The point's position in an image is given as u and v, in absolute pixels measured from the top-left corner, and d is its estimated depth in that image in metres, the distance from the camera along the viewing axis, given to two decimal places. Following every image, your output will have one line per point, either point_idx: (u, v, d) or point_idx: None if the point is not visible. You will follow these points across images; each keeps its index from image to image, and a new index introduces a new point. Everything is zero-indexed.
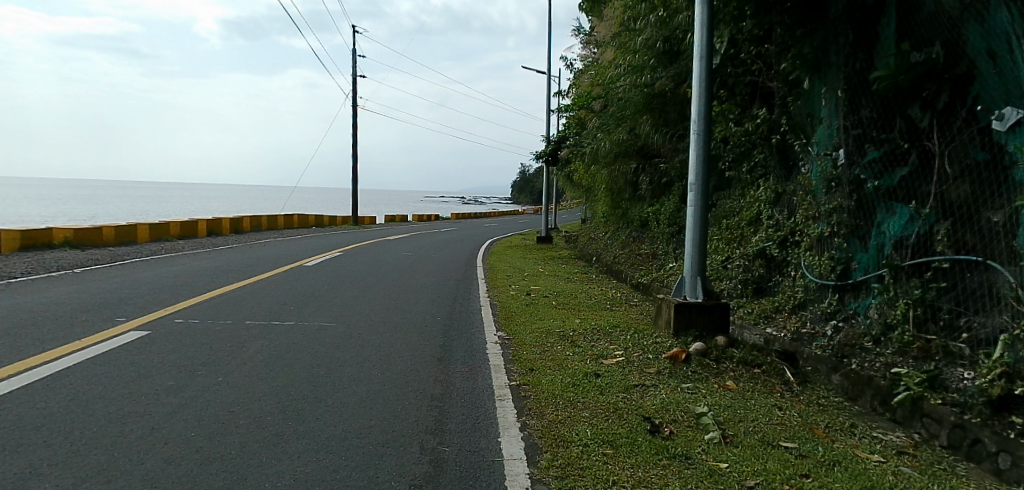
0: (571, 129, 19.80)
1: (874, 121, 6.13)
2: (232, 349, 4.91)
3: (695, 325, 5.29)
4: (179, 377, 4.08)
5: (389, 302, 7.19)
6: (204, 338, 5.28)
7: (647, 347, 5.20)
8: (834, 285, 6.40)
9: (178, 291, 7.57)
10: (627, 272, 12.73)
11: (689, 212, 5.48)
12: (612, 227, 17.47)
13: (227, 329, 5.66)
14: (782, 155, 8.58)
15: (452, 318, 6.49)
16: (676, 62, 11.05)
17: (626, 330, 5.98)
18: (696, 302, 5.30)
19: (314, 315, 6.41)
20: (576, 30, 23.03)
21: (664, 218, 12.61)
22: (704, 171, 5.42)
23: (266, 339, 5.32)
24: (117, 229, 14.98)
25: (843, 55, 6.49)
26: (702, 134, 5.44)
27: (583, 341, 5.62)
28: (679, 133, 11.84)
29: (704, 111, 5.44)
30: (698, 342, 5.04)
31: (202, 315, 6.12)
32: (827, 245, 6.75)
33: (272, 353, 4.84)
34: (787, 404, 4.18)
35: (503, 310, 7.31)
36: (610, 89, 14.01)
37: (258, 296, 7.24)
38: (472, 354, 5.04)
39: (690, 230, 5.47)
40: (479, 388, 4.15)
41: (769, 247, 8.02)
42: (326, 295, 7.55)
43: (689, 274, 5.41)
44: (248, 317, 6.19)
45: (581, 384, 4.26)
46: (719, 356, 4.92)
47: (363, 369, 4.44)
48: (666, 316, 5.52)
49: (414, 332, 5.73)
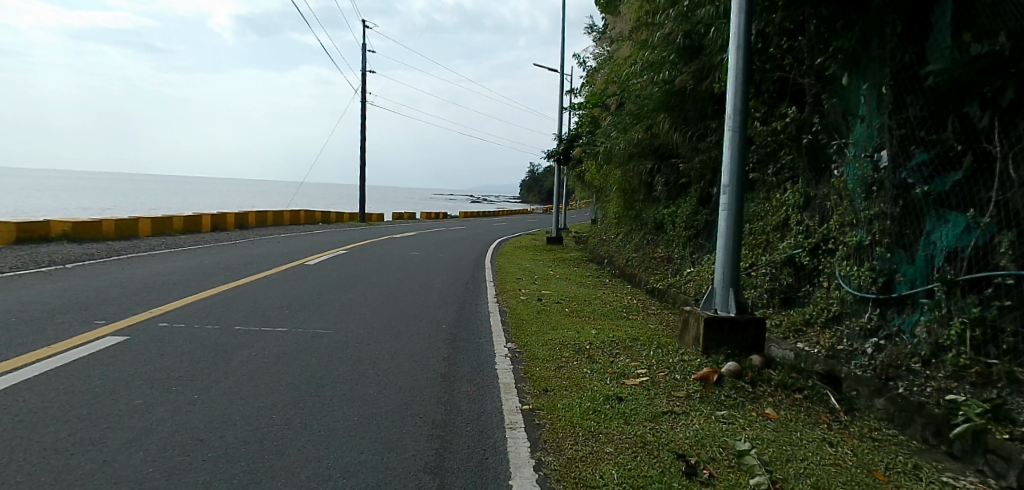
0: (584, 127, 19.28)
1: (922, 120, 5.59)
2: (215, 360, 4.47)
3: (727, 342, 4.78)
4: (151, 393, 3.64)
5: (391, 309, 6.72)
6: (187, 345, 4.83)
7: (674, 365, 4.69)
8: (876, 298, 5.86)
9: (168, 291, 7.15)
10: (642, 276, 12.21)
11: (721, 217, 4.98)
12: (624, 229, 16.95)
13: (213, 335, 5.21)
14: (814, 157, 8.06)
15: (458, 328, 6.01)
16: (697, 57, 10.50)
17: (648, 344, 5.49)
18: (728, 317, 4.79)
19: (310, 321, 5.96)
20: (590, 27, 22.52)
21: (680, 220, 12.10)
22: (739, 173, 4.93)
23: (253, 348, 4.87)
24: (118, 222, 14.65)
25: (889, 48, 5.94)
26: (738, 130, 4.94)
27: (601, 356, 5.13)
28: (700, 132, 11.27)
29: (741, 106, 4.93)
30: (731, 362, 4.54)
31: (189, 319, 5.68)
32: (867, 254, 6.22)
33: (259, 365, 4.39)
34: (838, 439, 3.66)
35: (513, 318, 6.84)
36: (626, 86, 13.50)
37: (252, 298, 6.80)
38: (480, 370, 4.57)
39: (722, 237, 4.97)
40: (487, 413, 3.67)
41: (798, 255, 7.50)
42: (325, 298, 7.11)
43: (720, 285, 4.90)
44: (238, 321, 5.74)
45: (602, 410, 3.76)
46: (754, 378, 4.42)
47: (357, 387, 3.98)
48: (694, 331, 5.01)
49: (418, 343, 5.27)
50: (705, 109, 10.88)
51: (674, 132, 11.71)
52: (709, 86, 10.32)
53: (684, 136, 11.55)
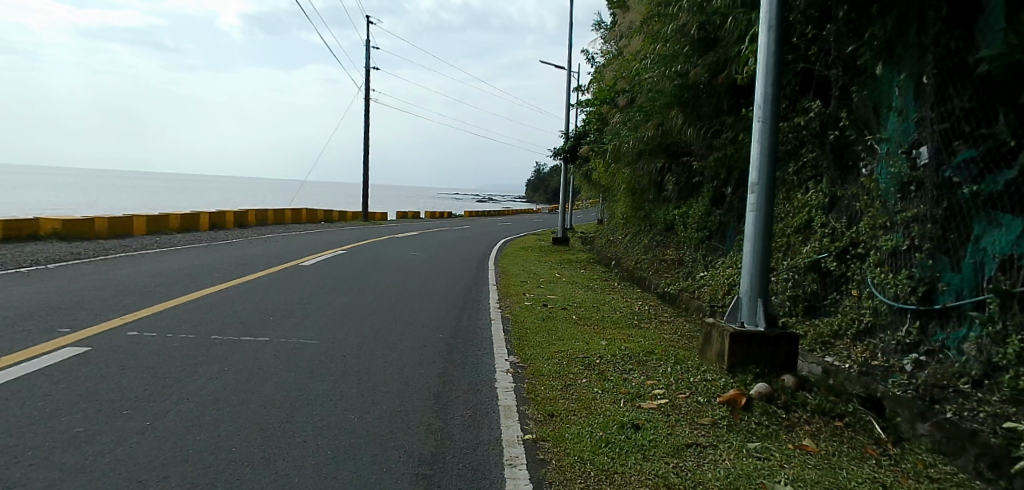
0: (591, 124, 18.76)
1: (969, 112, 5.02)
2: (181, 375, 3.98)
3: (756, 360, 4.24)
4: (96, 418, 3.15)
5: (386, 317, 6.25)
6: (153, 357, 4.34)
7: (695, 385, 4.17)
8: (915, 310, 5.31)
9: (148, 294, 6.69)
10: (652, 279, 11.70)
11: (748, 219, 4.47)
12: (632, 230, 16.44)
13: (185, 346, 4.72)
14: (839, 154, 7.55)
15: (457, 338, 5.53)
16: (712, 49, 9.97)
17: (665, 359, 4.98)
18: (757, 331, 4.26)
19: (294, 330, 5.47)
20: (597, 23, 22.03)
21: (692, 221, 11.62)
22: (770, 170, 4.39)
23: (226, 361, 4.38)
24: (112, 220, 14.23)
25: (932, 34, 5.42)
26: (769, 122, 4.40)
27: (612, 373, 4.61)
28: (715, 128, 10.50)
29: (772, 95, 4.39)
30: (761, 384, 4.02)
31: (162, 327, 5.20)
32: (903, 260, 5.67)
33: (230, 382, 3.90)
34: (892, 480, 3.12)
35: (516, 326, 6.36)
36: (637, 81, 12.98)
37: (235, 304, 6.32)
38: (478, 390, 4.07)
39: (748, 241, 4.46)
40: (483, 446, 3.16)
41: (825, 260, 6.96)
42: (315, 305, 6.64)
43: (747, 295, 4.39)
44: (214, 331, 5.25)
45: (617, 443, 3.24)
46: (788, 403, 3.90)
47: (336, 413, 3.48)
48: (717, 347, 4.48)
49: (410, 357, 4.78)
50: (720, 105, 10.32)
51: (687, 128, 11.04)
52: (725, 80, 9.77)
53: (699, 132, 10.81)
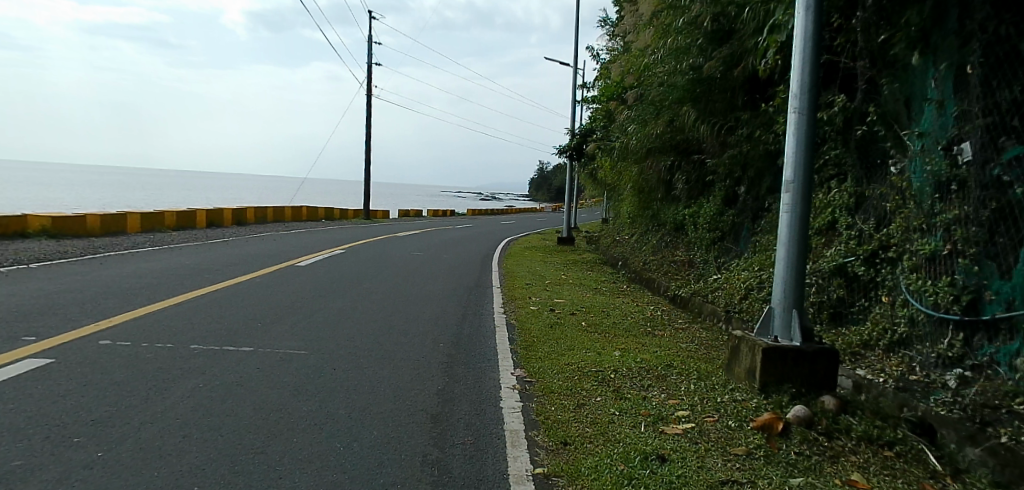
0: (597, 121, 18.29)
1: (1020, 103, 4.55)
2: (149, 393, 3.56)
3: (791, 379, 3.80)
4: (40, 447, 2.74)
5: (382, 325, 5.82)
6: (121, 371, 3.92)
7: (722, 407, 3.73)
8: (958, 320, 4.81)
9: (129, 298, 6.29)
10: (661, 281, 11.28)
11: (781, 221, 4.03)
12: (640, 230, 15.97)
13: (159, 357, 4.31)
14: (865, 152, 7.12)
15: (459, 349, 5.11)
16: (728, 42, 9.53)
17: (687, 375, 4.54)
18: (792, 346, 3.83)
19: (280, 340, 5.06)
20: (603, 19, 21.57)
21: (703, 221, 11.20)
22: (807, 167, 3.94)
23: (202, 376, 3.95)
24: (105, 218, 13.87)
25: (978, 19, 4.98)
26: (805, 113, 3.96)
27: (629, 390, 4.19)
28: (729, 124, 10.03)
29: (810, 83, 3.94)
30: (799, 407, 3.57)
31: (137, 335, 4.79)
32: (943, 265, 5.16)
33: (204, 402, 3.49)
34: None
35: (523, 334, 5.94)
36: (646, 76, 12.53)
37: (221, 310, 5.90)
38: (481, 412, 3.64)
39: (781, 246, 4.02)
40: (486, 483, 2.72)
41: (852, 264, 6.52)
42: (306, 311, 6.22)
43: (780, 304, 3.96)
44: (194, 340, 4.83)
45: (641, 479, 2.79)
46: (829, 429, 3.45)
47: (318, 440, 3.05)
48: (746, 364, 4.03)
49: (408, 371, 4.36)
50: (735, 100, 9.85)
51: (700, 124, 10.42)
52: (741, 73, 9.31)
53: (712, 129, 10.23)
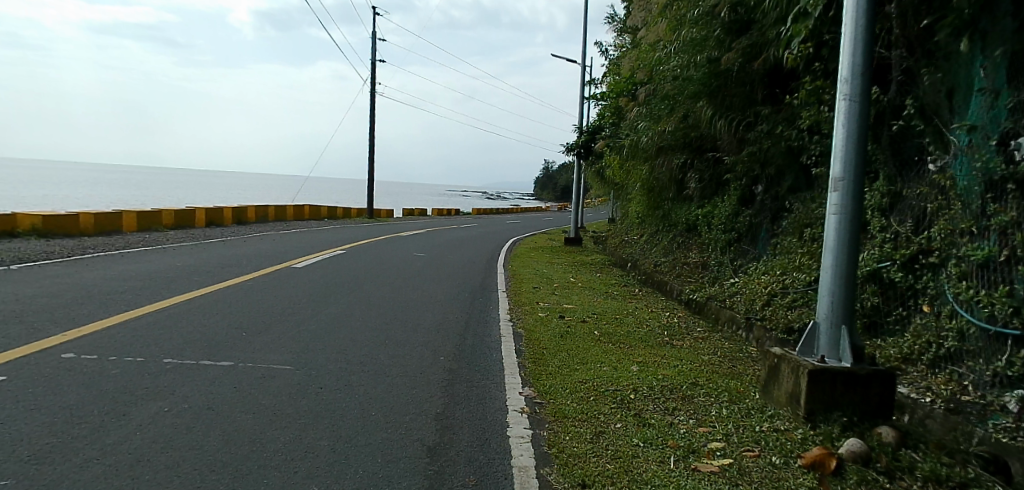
0: (606, 119, 17.77)
1: None
2: (105, 420, 3.10)
3: (841, 406, 3.31)
4: None
5: (377, 337, 5.36)
6: (79, 391, 3.47)
7: (763, 439, 3.24)
8: (1019, 335, 4.22)
9: (107, 303, 5.85)
10: (674, 284, 10.77)
11: (829, 224, 3.52)
12: (650, 230, 15.45)
13: (125, 373, 3.85)
14: (899, 148, 6.61)
15: (462, 364, 4.65)
16: (746, 33, 9.02)
17: (716, 396, 4.05)
18: (842, 368, 3.33)
19: (265, 353, 4.60)
20: (612, 15, 21.06)
21: (718, 221, 10.70)
22: (858, 163, 3.44)
23: (170, 397, 3.48)
24: (99, 216, 13.49)
25: None
26: (858, 99, 3.45)
27: (652, 414, 3.70)
28: (747, 120, 9.52)
29: (863, 65, 3.43)
30: (854, 440, 3.07)
31: (106, 348, 4.34)
32: (999, 273, 4.57)
33: (166, 432, 3.01)
34: None
35: (530, 344, 5.47)
36: (658, 71, 12.03)
37: (202, 318, 5.44)
38: (484, 444, 3.15)
39: (828, 253, 3.52)
40: None
41: (886, 270, 6.01)
42: (297, 319, 5.76)
43: (826, 318, 3.47)
44: (169, 353, 4.37)
45: None
46: (891, 466, 2.95)
47: (291, 483, 2.57)
48: (788, 388, 3.54)
49: (404, 391, 3.90)
50: (753, 95, 9.34)
51: (717, 120, 9.92)
52: (762, 65, 8.79)
53: (730, 125, 9.74)
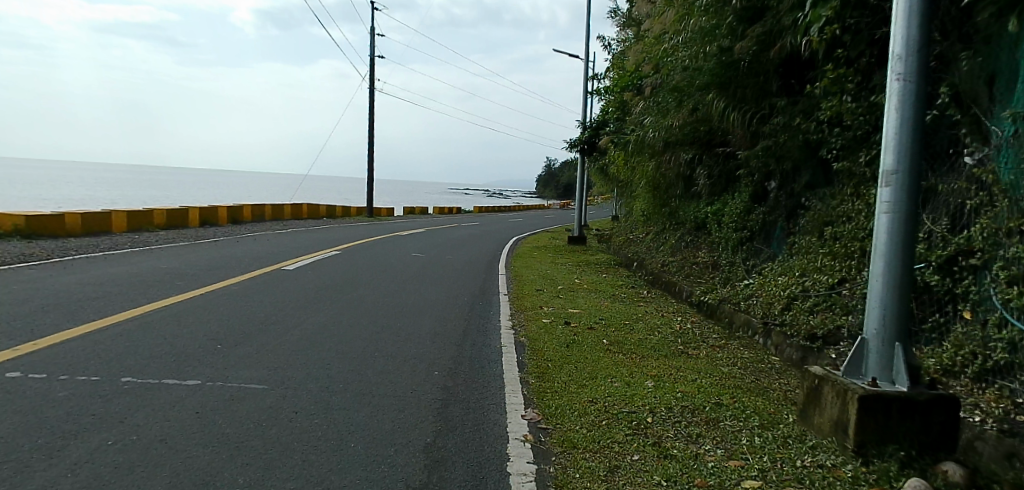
0: (610, 113, 17.26)
1: None
2: (33, 457, 2.62)
3: (896, 438, 2.83)
4: None
5: (364, 349, 4.88)
6: (12, 419, 3.00)
7: (807, 477, 2.76)
8: None
9: (73, 312, 5.39)
10: (683, 285, 10.27)
11: (879, 225, 3.05)
12: (656, 229, 14.93)
13: (74, 396, 3.39)
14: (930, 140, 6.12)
15: (457, 382, 4.17)
16: (760, 20, 8.51)
17: (745, 421, 3.56)
18: (898, 393, 2.85)
19: (238, 369, 4.13)
20: (615, 10, 20.59)
21: (729, 219, 10.21)
22: (915, 154, 2.96)
23: (117, 427, 3.00)
24: (87, 216, 13.05)
25: None
26: (914, 79, 2.97)
27: (674, 443, 3.21)
28: (761, 113, 9.02)
29: (920, 39, 2.95)
30: (916, 479, 2.59)
31: (58, 366, 3.86)
32: None
33: (105, 472, 2.54)
34: None
35: (534, 356, 5.02)
36: (666, 63, 11.51)
37: (174, 329, 4.97)
38: (480, 484, 2.67)
39: (878, 257, 3.05)
40: None
41: (920, 272, 5.53)
42: (279, 329, 5.29)
43: (876, 335, 3.01)
44: (130, 370, 3.90)
45: None
46: None
47: None
48: (833, 415, 3.06)
49: (388, 418, 3.42)
50: (768, 85, 8.84)
51: (729, 112, 9.38)
52: (778, 54, 8.28)
53: (743, 118, 9.22)
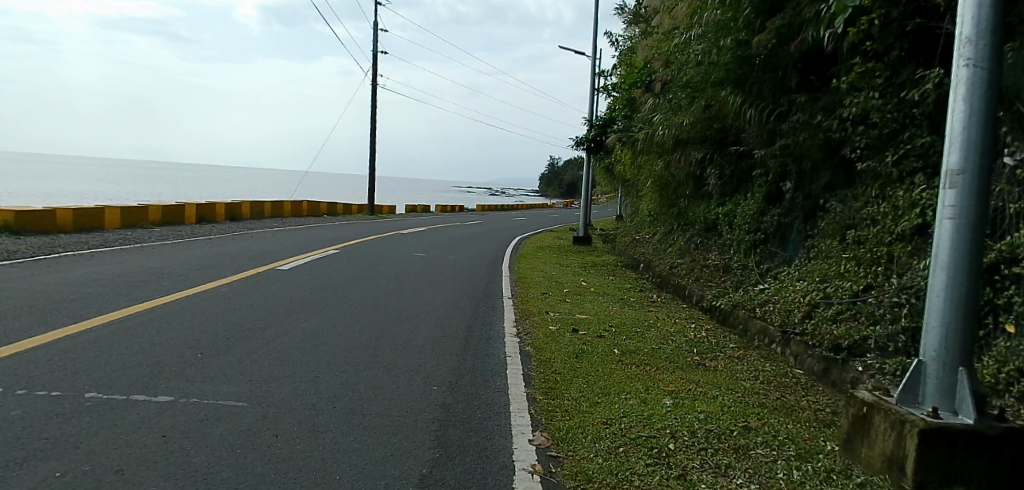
0: (618, 111, 16.85)
1: None
2: None
3: (962, 478, 2.45)
4: None
5: (358, 361, 4.52)
6: None
7: None
8: None
9: (46, 316, 5.02)
10: (693, 288, 9.86)
11: (941, 233, 2.67)
12: (664, 229, 14.52)
13: (28, 416, 3.02)
14: None
15: (456, 400, 3.79)
16: (779, 11, 8.10)
17: (778, 450, 3.18)
18: (964, 427, 2.47)
19: (218, 383, 3.76)
20: (622, 7, 20.21)
21: (743, 220, 9.80)
22: (986, 152, 2.58)
23: (70, 455, 2.64)
24: (79, 211, 12.72)
25: None
26: (987, 65, 2.58)
27: (702, 477, 2.82)
28: (778, 109, 8.62)
29: (995, 17, 2.56)
30: None
31: (16, 379, 3.49)
32: None
33: None
34: None
35: (541, 368, 4.64)
36: (677, 58, 11.11)
37: (152, 336, 4.61)
38: None
39: (940, 271, 2.66)
40: None
41: None
42: (267, 337, 4.93)
43: (935, 360, 2.64)
44: (97, 385, 3.54)
45: None
46: None
47: None
48: (888, 449, 2.67)
49: (378, 444, 3.04)
50: (786, 81, 8.44)
51: (744, 109, 8.98)
52: (798, 48, 7.88)
53: (760, 115, 8.81)
